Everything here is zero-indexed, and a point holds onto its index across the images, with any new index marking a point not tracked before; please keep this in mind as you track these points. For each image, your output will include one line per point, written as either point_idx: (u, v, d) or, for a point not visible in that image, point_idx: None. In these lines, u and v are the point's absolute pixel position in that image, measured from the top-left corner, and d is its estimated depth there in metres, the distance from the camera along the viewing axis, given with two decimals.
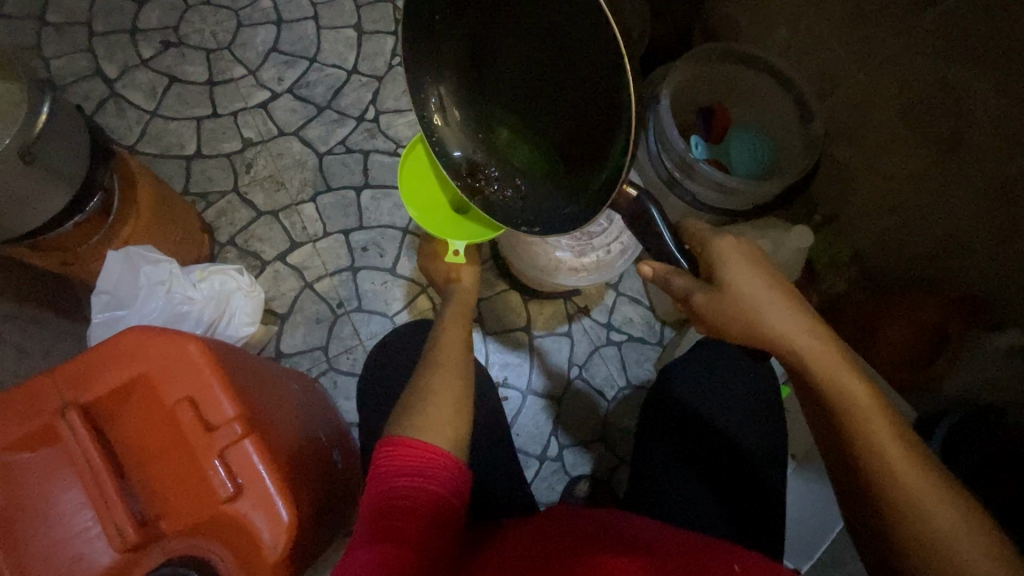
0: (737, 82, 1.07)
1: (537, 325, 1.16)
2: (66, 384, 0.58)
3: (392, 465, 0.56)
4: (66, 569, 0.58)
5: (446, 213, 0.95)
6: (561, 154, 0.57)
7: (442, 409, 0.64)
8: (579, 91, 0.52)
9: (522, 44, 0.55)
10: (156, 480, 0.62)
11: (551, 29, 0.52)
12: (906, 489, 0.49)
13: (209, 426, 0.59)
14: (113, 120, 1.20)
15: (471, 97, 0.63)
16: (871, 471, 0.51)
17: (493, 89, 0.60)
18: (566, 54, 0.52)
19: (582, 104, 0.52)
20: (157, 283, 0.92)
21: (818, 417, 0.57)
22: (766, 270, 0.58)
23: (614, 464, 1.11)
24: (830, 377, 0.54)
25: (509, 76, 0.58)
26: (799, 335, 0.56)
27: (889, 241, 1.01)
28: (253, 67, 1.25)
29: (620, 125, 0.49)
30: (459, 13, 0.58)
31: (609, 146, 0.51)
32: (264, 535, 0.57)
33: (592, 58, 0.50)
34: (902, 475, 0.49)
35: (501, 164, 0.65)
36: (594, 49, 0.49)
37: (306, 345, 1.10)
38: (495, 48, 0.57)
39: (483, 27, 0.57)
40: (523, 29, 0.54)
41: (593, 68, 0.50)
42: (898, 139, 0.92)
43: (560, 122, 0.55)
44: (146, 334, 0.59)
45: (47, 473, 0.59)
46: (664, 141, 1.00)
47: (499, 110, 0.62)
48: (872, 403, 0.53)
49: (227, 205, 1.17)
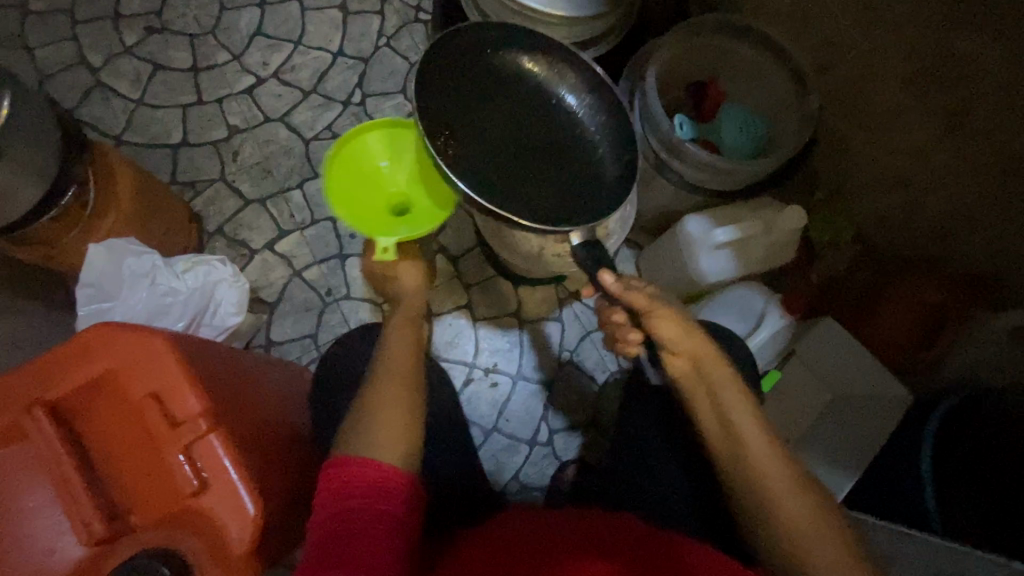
0: (731, 55, 1.02)
1: (527, 311, 1.15)
2: (32, 380, 0.54)
3: (333, 488, 0.56)
4: (33, 564, 0.53)
5: (388, 206, 0.93)
6: (533, 180, 0.80)
7: (387, 413, 0.62)
8: (569, 154, 0.81)
9: (526, 110, 0.83)
10: (126, 477, 0.56)
11: (553, 112, 0.83)
12: (777, 464, 0.65)
13: (174, 421, 0.55)
14: (99, 109, 1.19)
15: (470, 117, 0.82)
16: (765, 491, 0.64)
17: (489, 123, 0.82)
18: (561, 128, 0.82)
19: (571, 156, 0.81)
20: (141, 275, 0.91)
21: (726, 448, 0.67)
22: (684, 316, 0.69)
23: (604, 449, 1.11)
24: (723, 386, 0.68)
25: (508, 119, 0.82)
26: (712, 371, 0.68)
27: (892, 220, 0.99)
28: (238, 51, 1.23)
29: (614, 176, 0.79)
30: (486, 70, 0.83)
31: (599, 184, 0.79)
32: (229, 529, 0.54)
33: (583, 138, 0.82)
34: (772, 456, 0.65)
35: (474, 161, 0.80)
36: (591, 138, 0.82)
37: (295, 334, 1.11)
38: (505, 102, 0.83)
39: (500, 87, 0.83)
40: (535, 101, 0.83)
41: (581, 146, 0.81)
42: (901, 111, 0.89)
43: (544, 161, 0.81)
44: (103, 332, 0.55)
45: (16, 471, 0.54)
46: (650, 120, 0.95)
47: (487, 136, 0.81)
48: (762, 434, 0.66)
49: (215, 193, 1.17)
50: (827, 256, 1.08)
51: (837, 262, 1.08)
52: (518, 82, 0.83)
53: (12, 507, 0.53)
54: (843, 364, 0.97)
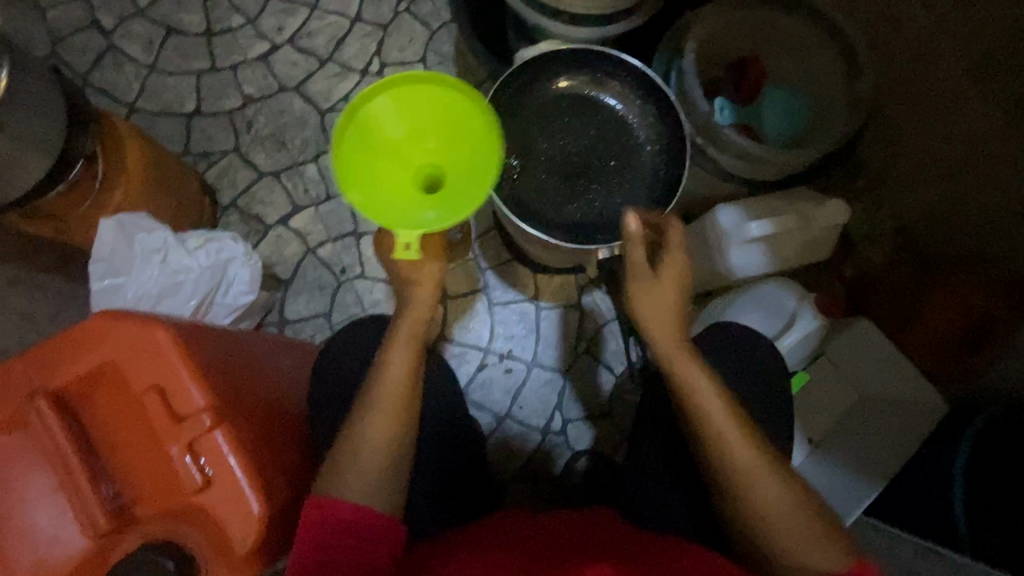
0: (775, 31, 0.94)
1: (544, 298, 1.12)
2: (36, 369, 0.53)
3: (316, 524, 0.55)
4: (40, 555, 0.53)
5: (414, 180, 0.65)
6: (586, 194, 0.85)
7: (382, 421, 0.59)
8: (619, 168, 0.86)
9: (575, 126, 0.87)
10: (131, 469, 0.55)
11: (597, 130, 0.87)
12: (752, 478, 0.59)
13: (177, 416, 0.53)
14: (112, 75, 1.16)
15: (524, 130, 0.86)
16: (737, 503, 0.60)
17: (540, 136, 0.86)
18: (612, 143, 0.87)
19: (623, 170, 0.86)
20: (153, 252, 0.89)
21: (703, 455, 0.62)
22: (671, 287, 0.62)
23: (617, 440, 1.08)
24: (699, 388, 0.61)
25: (558, 135, 0.86)
26: (684, 363, 0.62)
27: (942, 211, 0.91)
28: (252, 15, 1.18)
29: (661, 191, 0.83)
30: (536, 83, 0.86)
31: (645, 197, 0.84)
32: (232, 527, 0.52)
33: (630, 155, 0.86)
34: (746, 464, 0.59)
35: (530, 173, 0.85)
36: (639, 155, 0.86)
37: (309, 312, 1.09)
38: (555, 117, 0.87)
39: (552, 104, 0.87)
40: (585, 118, 0.87)
41: (628, 161, 0.86)
42: (962, 95, 0.82)
43: (592, 175, 0.85)
44: (106, 323, 0.54)
45: (21, 460, 0.53)
46: (686, 101, 0.89)
47: (538, 149, 0.86)
48: (740, 431, 0.60)
49: (228, 165, 1.14)
50: (864, 248, 1.02)
51: (876, 256, 1.01)
52: (564, 101, 0.87)
53: (16, 496, 0.53)
54: (872, 365, 0.92)
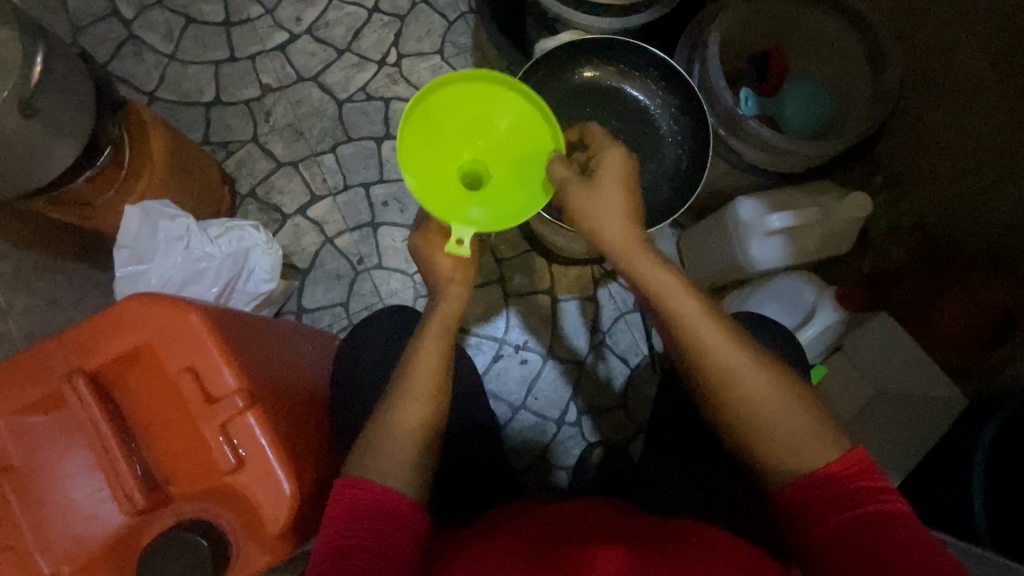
0: (797, 22, 0.93)
1: (560, 290, 1.12)
2: (71, 350, 0.54)
3: (346, 507, 0.54)
4: (76, 532, 0.54)
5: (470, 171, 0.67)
6: None
7: (411, 406, 0.60)
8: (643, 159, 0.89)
9: (600, 117, 0.90)
10: (165, 449, 0.56)
11: (621, 123, 0.90)
12: (756, 411, 0.57)
13: (210, 398, 0.54)
14: (132, 64, 1.16)
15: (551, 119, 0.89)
16: (748, 445, 0.58)
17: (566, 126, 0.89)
18: (636, 134, 0.90)
19: (648, 161, 0.89)
20: (176, 239, 0.89)
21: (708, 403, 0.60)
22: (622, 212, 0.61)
23: (632, 432, 1.08)
24: (686, 324, 0.59)
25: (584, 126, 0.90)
26: (666, 297, 0.59)
27: (964, 207, 0.90)
28: (270, 5, 1.18)
29: (682, 187, 0.87)
30: (559, 74, 0.88)
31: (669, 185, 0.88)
32: (264, 508, 0.53)
33: (653, 146, 0.89)
34: (748, 396, 0.57)
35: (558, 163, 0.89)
36: (662, 145, 0.89)
37: (326, 302, 1.10)
38: (578, 107, 0.89)
39: (576, 94, 0.89)
40: (607, 108, 0.90)
41: (650, 152, 0.89)
42: (985, 91, 0.82)
43: None
44: (138, 305, 0.54)
45: (59, 438, 0.54)
46: (709, 91, 0.88)
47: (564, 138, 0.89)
48: (739, 354, 0.58)
49: (247, 155, 1.14)
50: (884, 242, 1.01)
51: (893, 251, 1.00)
52: (588, 94, 0.90)
53: (54, 474, 0.54)
54: (885, 356, 0.91)
